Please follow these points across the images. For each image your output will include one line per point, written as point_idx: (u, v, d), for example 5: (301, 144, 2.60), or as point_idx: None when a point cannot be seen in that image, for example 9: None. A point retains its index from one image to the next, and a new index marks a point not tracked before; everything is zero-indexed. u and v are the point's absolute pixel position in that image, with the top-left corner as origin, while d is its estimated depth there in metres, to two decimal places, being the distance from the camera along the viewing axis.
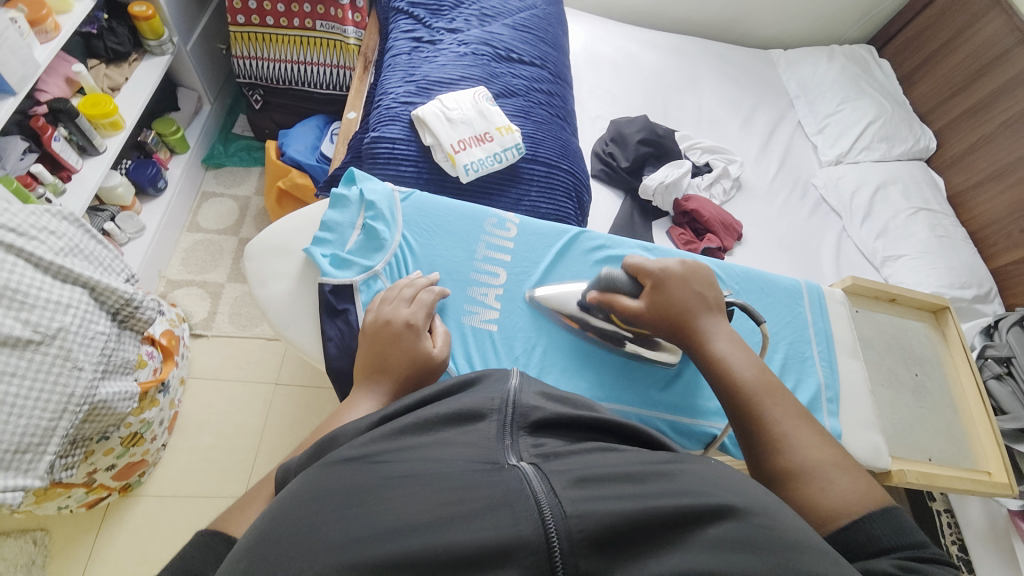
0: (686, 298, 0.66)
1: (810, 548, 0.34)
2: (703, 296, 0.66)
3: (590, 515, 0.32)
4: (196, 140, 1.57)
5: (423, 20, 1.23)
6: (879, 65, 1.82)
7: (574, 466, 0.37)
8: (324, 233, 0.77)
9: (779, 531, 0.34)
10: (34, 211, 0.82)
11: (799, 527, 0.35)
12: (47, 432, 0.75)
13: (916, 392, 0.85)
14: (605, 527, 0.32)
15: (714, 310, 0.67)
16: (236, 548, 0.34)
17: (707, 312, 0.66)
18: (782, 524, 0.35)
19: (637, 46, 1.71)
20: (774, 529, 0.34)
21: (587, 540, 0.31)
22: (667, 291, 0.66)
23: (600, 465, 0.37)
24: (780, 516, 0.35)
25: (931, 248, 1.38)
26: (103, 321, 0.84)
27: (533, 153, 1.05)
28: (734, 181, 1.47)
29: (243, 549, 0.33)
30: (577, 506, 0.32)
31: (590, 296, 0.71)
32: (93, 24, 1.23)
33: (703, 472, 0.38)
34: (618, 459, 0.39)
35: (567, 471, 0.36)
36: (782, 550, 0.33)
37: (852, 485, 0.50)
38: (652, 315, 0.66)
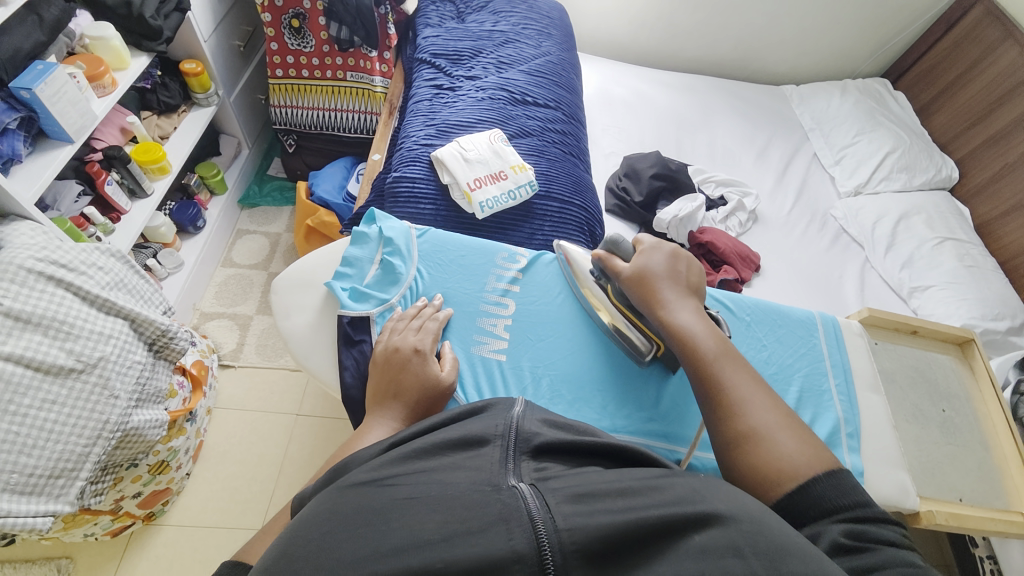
0: (660, 268, 0.71)
1: (799, 559, 0.33)
2: (681, 272, 0.72)
3: (582, 530, 0.33)
4: (233, 182, 1.68)
5: (444, 70, 1.32)
6: (895, 97, 1.83)
7: (571, 485, 0.37)
8: (345, 268, 0.81)
9: (766, 537, 0.33)
10: (85, 249, 0.90)
11: (790, 538, 0.34)
12: (81, 458, 0.80)
13: (942, 428, 0.82)
14: (599, 540, 0.33)
15: (685, 288, 0.71)
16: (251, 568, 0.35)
17: (679, 287, 0.70)
18: (772, 535, 0.34)
19: (649, 86, 1.78)
20: (763, 538, 0.33)
21: (580, 553, 0.32)
22: (648, 257, 0.73)
23: (597, 482, 0.38)
24: (767, 524, 0.34)
25: (959, 278, 1.34)
26: (139, 351, 0.90)
27: (547, 190, 1.09)
28: (750, 214, 1.47)
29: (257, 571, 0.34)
30: (571, 521, 0.33)
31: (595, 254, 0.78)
32: (147, 80, 1.38)
33: (695, 484, 0.38)
34: (614, 476, 0.39)
35: (563, 489, 0.37)
36: (768, 558, 0.32)
37: (801, 447, 0.54)
38: (628, 278, 0.72)
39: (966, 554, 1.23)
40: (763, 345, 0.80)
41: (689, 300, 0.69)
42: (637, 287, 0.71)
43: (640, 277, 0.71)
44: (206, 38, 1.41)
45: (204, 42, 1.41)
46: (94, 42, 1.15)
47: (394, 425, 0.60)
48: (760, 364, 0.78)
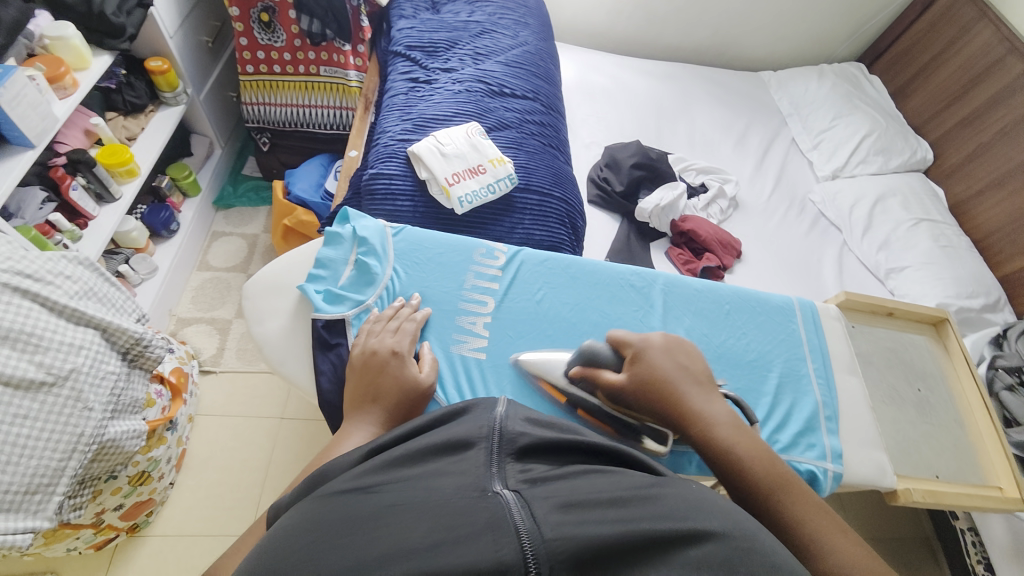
0: (671, 370, 0.64)
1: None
2: (687, 368, 0.65)
3: (570, 539, 0.32)
4: (207, 183, 1.64)
5: (420, 62, 1.29)
6: (870, 80, 1.85)
7: (559, 493, 0.36)
8: (318, 270, 0.79)
9: (758, 553, 0.33)
10: (51, 258, 0.87)
11: (781, 558, 0.34)
12: (56, 473, 0.77)
13: (918, 407, 0.84)
14: (588, 550, 0.32)
15: (701, 384, 0.65)
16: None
17: (694, 388, 0.64)
18: (765, 553, 0.34)
19: (628, 74, 1.77)
20: (756, 557, 0.33)
21: (569, 563, 0.31)
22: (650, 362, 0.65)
23: (586, 490, 0.36)
24: (760, 541, 0.34)
25: (934, 258, 1.37)
26: (113, 361, 0.87)
27: (526, 183, 1.08)
28: (731, 201, 1.48)
29: None
30: (558, 531, 0.32)
31: (573, 371, 0.68)
32: (111, 80, 1.33)
33: (686, 495, 0.37)
34: (603, 484, 0.38)
35: (551, 497, 0.35)
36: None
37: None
38: (634, 391, 0.63)
39: (946, 526, 1.26)
40: (742, 333, 0.81)
41: (714, 403, 0.63)
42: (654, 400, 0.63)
43: (658, 386, 0.63)
44: (172, 35, 1.37)
45: (169, 38, 1.36)
46: (54, 42, 1.10)
47: (372, 430, 0.59)
48: (739, 351, 0.79)
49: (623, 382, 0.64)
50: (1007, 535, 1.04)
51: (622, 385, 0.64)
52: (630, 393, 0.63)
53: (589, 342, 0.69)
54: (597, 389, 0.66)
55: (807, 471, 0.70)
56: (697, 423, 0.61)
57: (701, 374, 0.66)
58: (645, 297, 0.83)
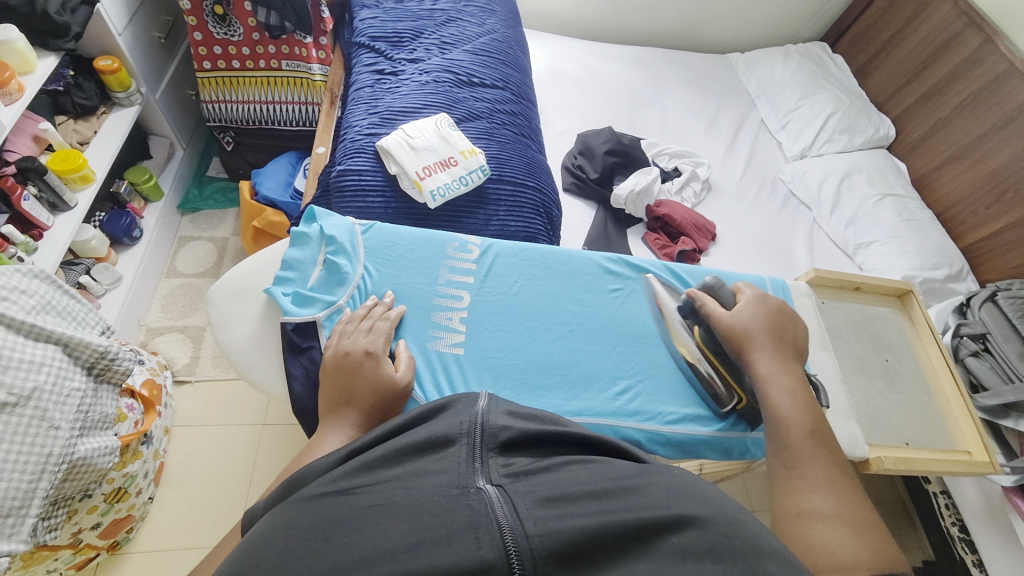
0: (764, 327, 0.71)
1: (774, 559, 0.33)
2: (783, 330, 0.72)
3: (553, 533, 0.32)
4: (170, 186, 1.58)
5: (385, 53, 1.26)
6: (834, 60, 1.88)
7: (542, 487, 0.36)
8: (286, 272, 0.77)
9: (741, 537, 0.33)
10: (3, 272, 0.82)
11: (767, 539, 0.34)
12: (26, 495, 0.75)
13: (888, 377, 0.86)
14: (570, 544, 0.32)
15: (788, 352, 0.70)
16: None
17: (782, 346, 0.70)
18: (749, 537, 0.34)
19: (598, 60, 1.76)
20: (740, 541, 0.33)
21: (552, 557, 0.31)
22: (753, 316, 0.72)
23: (568, 483, 0.36)
24: (743, 524, 0.34)
25: (899, 232, 1.41)
26: (78, 377, 0.84)
27: (499, 173, 1.07)
28: (704, 184, 1.50)
29: None
30: (541, 526, 0.32)
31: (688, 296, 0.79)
32: (58, 82, 1.26)
33: (669, 483, 0.37)
34: (587, 475, 0.37)
35: (533, 491, 0.35)
36: (745, 561, 0.32)
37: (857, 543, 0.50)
38: (727, 326, 0.72)
39: (918, 488, 1.32)
40: None
41: (790, 369, 0.68)
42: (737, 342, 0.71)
43: (740, 333, 0.71)
44: (120, 31, 1.30)
45: (118, 35, 1.29)
46: None
47: (349, 433, 0.58)
48: None
49: (726, 316, 0.73)
50: (977, 493, 1.09)
51: (718, 319, 0.73)
52: (722, 331, 0.72)
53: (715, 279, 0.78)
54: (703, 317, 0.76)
55: None
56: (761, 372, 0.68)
57: (788, 343, 0.71)
58: (621, 283, 0.84)
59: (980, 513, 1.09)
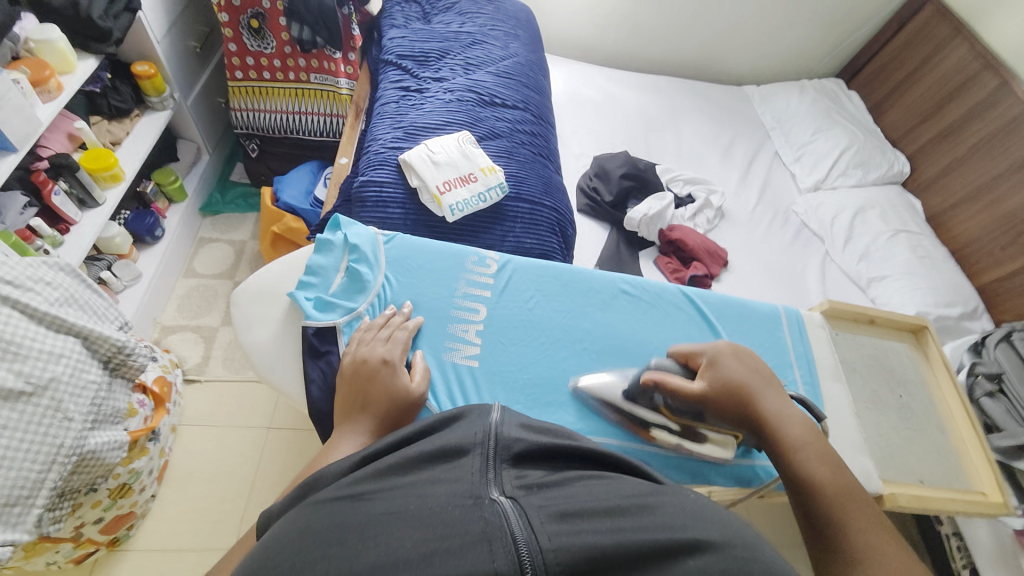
0: (744, 375, 0.66)
1: None
2: (762, 373, 0.67)
3: (567, 548, 0.31)
4: (194, 189, 1.62)
5: (411, 71, 1.30)
6: (849, 96, 1.91)
7: (555, 501, 0.36)
8: (310, 277, 0.78)
9: (758, 564, 0.33)
10: (32, 264, 0.85)
11: (784, 568, 0.34)
12: (35, 485, 0.75)
13: (901, 413, 0.85)
14: (584, 559, 0.31)
15: (769, 387, 0.66)
16: None
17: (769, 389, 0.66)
18: (766, 564, 0.33)
19: (616, 86, 1.80)
20: (758, 569, 0.32)
21: (566, 573, 0.31)
22: (725, 368, 0.67)
23: (581, 498, 0.36)
24: (760, 551, 0.34)
25: (913, 268, 1.41)
26: (94, 370, 0.85)
27: (517, 191, 1.09)
28: (717, 211, 1.51)
29: None
30: (554, 540, 0.32)
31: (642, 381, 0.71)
32: (96, 84, 1.31)
33: (684, 503, 0.37)
34: (600, 491, 0.38)
35: (547, 506, 0.35)
36: None
37: None
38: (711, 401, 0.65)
39: (930, 530, 1.29)
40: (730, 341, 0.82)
41: (786, 406, 0.64)
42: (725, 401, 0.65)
43: (729, 394, 0.65)
44: (159, 39, 1.36)
45: (156, 42, 1.35)
46: (39, 45, 1.09)
47: (362, 440, 0.58)
48: None
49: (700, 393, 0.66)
50: (992, 540, 1.06)
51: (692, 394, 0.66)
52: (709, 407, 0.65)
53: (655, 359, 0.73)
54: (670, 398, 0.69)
55: None
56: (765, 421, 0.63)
57: (766, 374, 0.68)
58: (636, 302, 0.84)
59: (995, 561, 1.06)
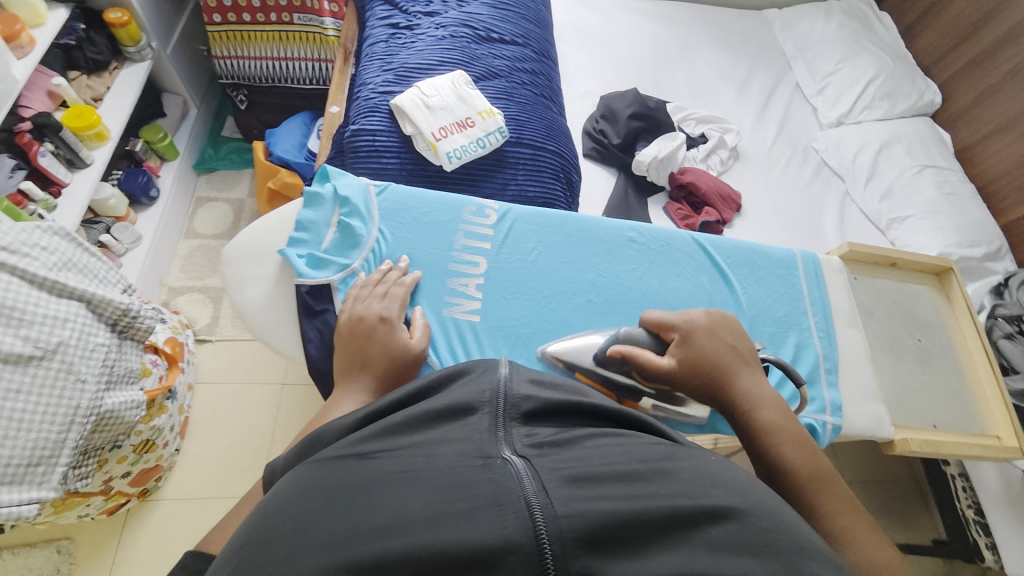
0: (717, 353, 0.64)
1: (812, 557, 0.31)
2: (735, 350, 0.65)
3: (582, 514, 0.29)
4: (184, 146, 1.56)
5: (399, 5, 1.20)
6: (881, 18, 1.74)
7: (569, 463, 0.34)
8: (299, 233, 0.76)
9: (781, 534, 0.32)
10: (24, 229, 0.83)
11: (805, 536, 0.33)
12: (58, 444, 0.78)
13: (918, 357, 0.83)
14: (601, 527, 0.29)
15: (747, 366, 0.64)
16: (227, 542, 0.33)
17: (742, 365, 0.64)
18: (788, 533, 0.32)
19: (625, 16, 1.66)
20: (781, 539, 0.31)
21: (582, 540, 0.29)
22: (697, 345, 0.64)
23: (597, 461, 0.34)
24: (783, 519, 0.33)
25: (938, 207, 1.34)
26: (102, 333, 0.85)
27: (518, 136, 1.02)
28: (731, 151, 1.43)
29: (231, 553, 0.32)
30: (569, 506, 0.30)
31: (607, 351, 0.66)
32: (70, 35, 1.22)
33: (704, 468, 0.35)
34: (615, 453, 0.36)
35: (561, 468, 0.33)
36: (785, 559, 0.31)
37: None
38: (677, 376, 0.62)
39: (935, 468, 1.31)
40: (741, 288, 0.79)
41: (760, 386, 0.63)
42: (693, 378, 0.63)
43: (700, 371, 0.62)
44: None
45: None
46: None
47: (363, 398, 0.58)
48: (735, 306, 0.77)
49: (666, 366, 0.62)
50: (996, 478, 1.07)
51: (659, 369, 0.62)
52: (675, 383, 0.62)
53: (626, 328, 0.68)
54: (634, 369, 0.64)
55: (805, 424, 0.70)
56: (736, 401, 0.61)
57: (748, 355, 0.65)
58: (644, 250, 0.81)
59: (997, 497, 1.08)
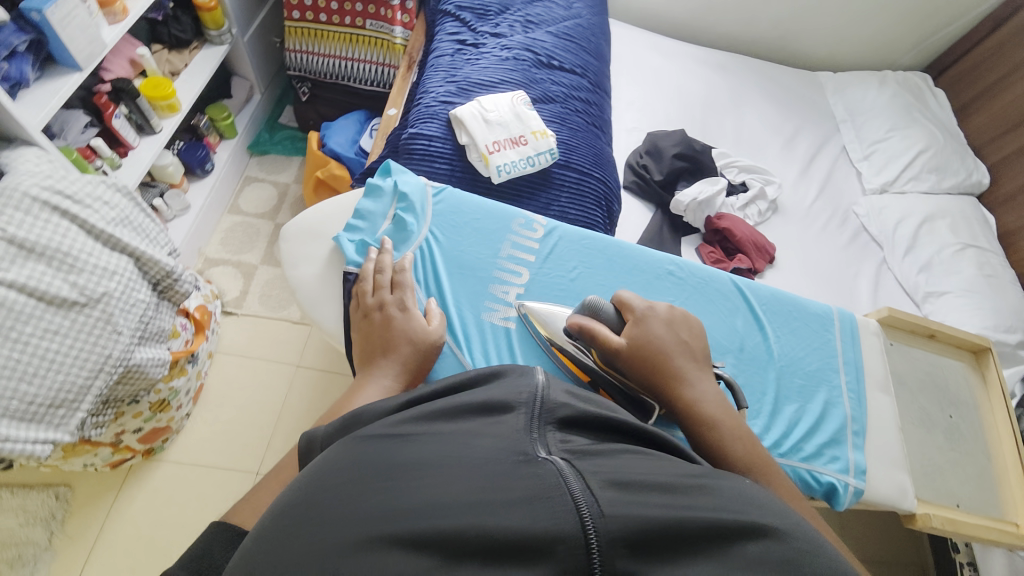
0: (668, 341, 0.64)
1: None
2: (687, 342, 0.64)
3: (627, 517, 0.31)
4: (244, 127, 1.64)
5: (469, 24, 1.25)
6: (934, 94, 1.74)
7: (608, 468, 0.35)
8: (357, 221, 0.79)
9: (821, 558, 0.32)
10: (91, 182, 0.88)
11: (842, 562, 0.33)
12: (81, 390, 0.80)
13: (948, 434, 0.81)
14: (643, 531, 0.31)
15: (697, 361, 0.64)
16: (272, 509, 0.34)
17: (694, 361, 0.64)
18: (825, 556, 0.32)
19: (680, 60, 1.70)
20: (820, 561, 0.32)
21: (626, 542, 0.30)
22: (649, 331, 0.64)
23: (634, 470, 0.36)
24: (824, 547, 0.33)
25: (976, 287, 1.31)
26: (144, 290, 0.89)
27: (566, 159, 1.05)
28: (770, 204, 1.43)
29: (277, 518, 0.33)
30: (614, 508, 0.31)
31: (572, 322, 0.67)
32: (159, 12, 1.31)
33: (739, 490, 0.36)
34: (652, 467, 0.37)
35: (601, 472, 0.34)
36: None
37: None
38: (627, 355, 0.63)
39: (946, 556, 1.25)
40: (776, 336, 0.79)
41: (705, 382, 0.63)
42: (643, 367, 0.62)
43: (650, 356, 0.62)
44: None
45: None
46: None
47: (388, 382, 0.60)
48: (768, 353, 0.77)
49: (618, 343, 0.63)
50: None
51: (613, 344, 0.63)
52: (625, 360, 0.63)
53: (594, 298, 0.68)
54: (590, 342, 0.66)
55: (828, 482, 0.69)
56: (680, 389, 0.61)
57: (699, 349, 0.65)
58: (682, 284, 0.81)
59: None
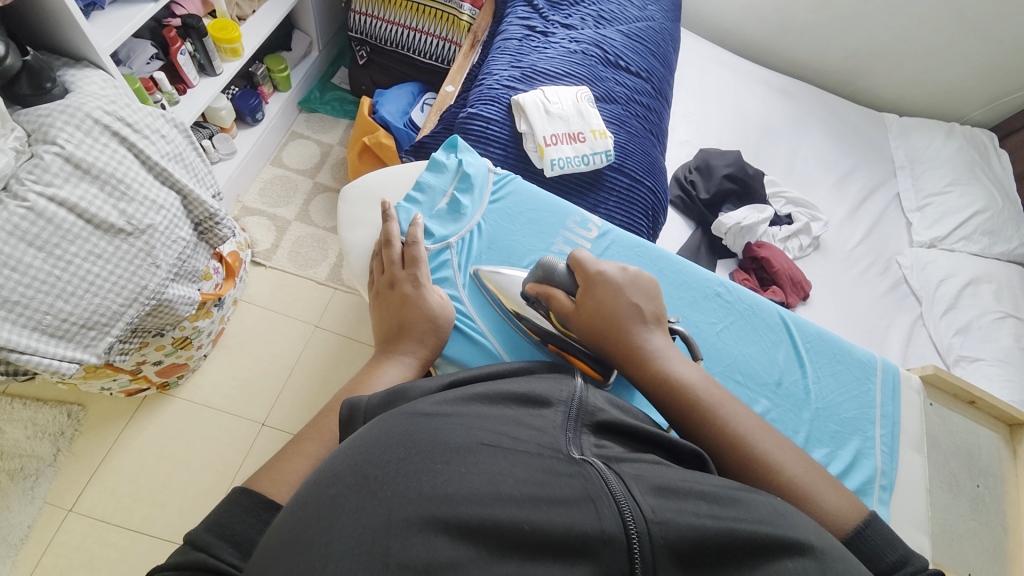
0: (614, 303, 0.63)
1: None
2: (636, 305, 0.63)
3: (672, 524, 0.32)
4: (298, 82, 1.64)
5: (540, 11, 1.23)
6: (999, 155, 1.68)
7: (648, 474, 0.36)
8: (416, 193, 0.79)
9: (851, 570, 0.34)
10: (151, 114, 0.88)
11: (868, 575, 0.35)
12: (114, 315, 0.82)
13: (973, 503, 0.79)
14: (685, 541, 0.32)
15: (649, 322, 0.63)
16: (311, 480, 0.33)
17: (648, 327, 0.62)
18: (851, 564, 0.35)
19: (743, 80, 1.66)
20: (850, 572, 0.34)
21: (670, 550, 0.31)
22: (593, 295, 0.63)
23: (671, 477, 0.37)
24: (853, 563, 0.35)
25: (1012, 359, 1.27)
26: (186, 229, 0.91)
27: (620, 163, 1.03)
28: (813, 240, 1.39)
29: (319, 490, 0.31)
30: (660, 516, 0.32)
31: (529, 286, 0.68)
32: None
33: (774, 504, 0.37)
34: (690, 476, 0.38)
35: (643, 478, 0.36)
36: None
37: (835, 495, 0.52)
38: (577, 316, 0.64)
39: None
40: (815, 377, 0.77)
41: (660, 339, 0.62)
42: (590, 325, 0.63)
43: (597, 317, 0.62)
44: None
45: None
46: None
47: (409, 363, 0.62)
48: (803, 393, 0.76)
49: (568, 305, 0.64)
50: None
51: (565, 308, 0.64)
52: (577, 322, 0.64)
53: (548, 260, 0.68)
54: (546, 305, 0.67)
55: None
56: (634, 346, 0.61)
57: (653, 313, 0.64)
58: (728, 308, 0.80)
59: None
